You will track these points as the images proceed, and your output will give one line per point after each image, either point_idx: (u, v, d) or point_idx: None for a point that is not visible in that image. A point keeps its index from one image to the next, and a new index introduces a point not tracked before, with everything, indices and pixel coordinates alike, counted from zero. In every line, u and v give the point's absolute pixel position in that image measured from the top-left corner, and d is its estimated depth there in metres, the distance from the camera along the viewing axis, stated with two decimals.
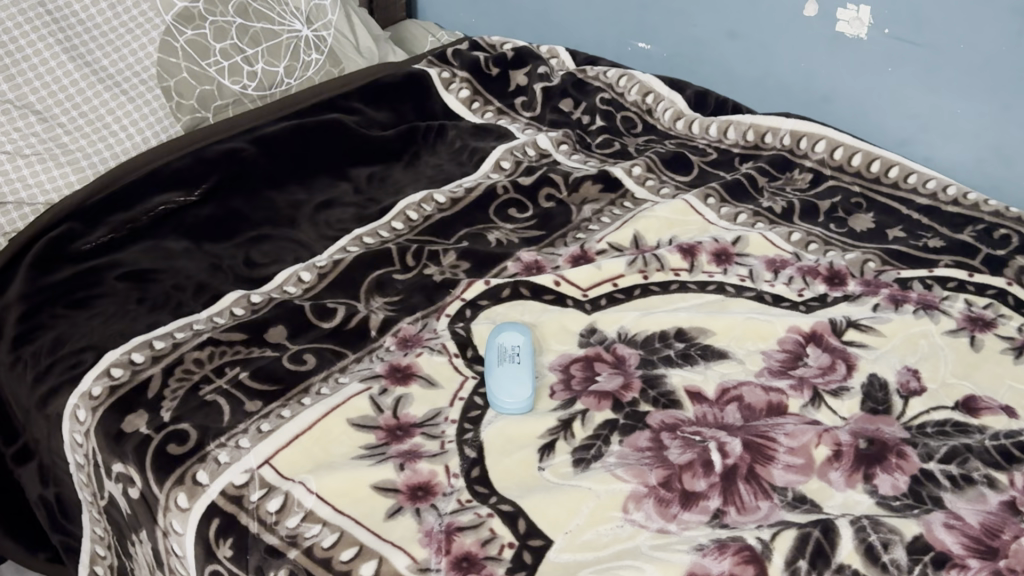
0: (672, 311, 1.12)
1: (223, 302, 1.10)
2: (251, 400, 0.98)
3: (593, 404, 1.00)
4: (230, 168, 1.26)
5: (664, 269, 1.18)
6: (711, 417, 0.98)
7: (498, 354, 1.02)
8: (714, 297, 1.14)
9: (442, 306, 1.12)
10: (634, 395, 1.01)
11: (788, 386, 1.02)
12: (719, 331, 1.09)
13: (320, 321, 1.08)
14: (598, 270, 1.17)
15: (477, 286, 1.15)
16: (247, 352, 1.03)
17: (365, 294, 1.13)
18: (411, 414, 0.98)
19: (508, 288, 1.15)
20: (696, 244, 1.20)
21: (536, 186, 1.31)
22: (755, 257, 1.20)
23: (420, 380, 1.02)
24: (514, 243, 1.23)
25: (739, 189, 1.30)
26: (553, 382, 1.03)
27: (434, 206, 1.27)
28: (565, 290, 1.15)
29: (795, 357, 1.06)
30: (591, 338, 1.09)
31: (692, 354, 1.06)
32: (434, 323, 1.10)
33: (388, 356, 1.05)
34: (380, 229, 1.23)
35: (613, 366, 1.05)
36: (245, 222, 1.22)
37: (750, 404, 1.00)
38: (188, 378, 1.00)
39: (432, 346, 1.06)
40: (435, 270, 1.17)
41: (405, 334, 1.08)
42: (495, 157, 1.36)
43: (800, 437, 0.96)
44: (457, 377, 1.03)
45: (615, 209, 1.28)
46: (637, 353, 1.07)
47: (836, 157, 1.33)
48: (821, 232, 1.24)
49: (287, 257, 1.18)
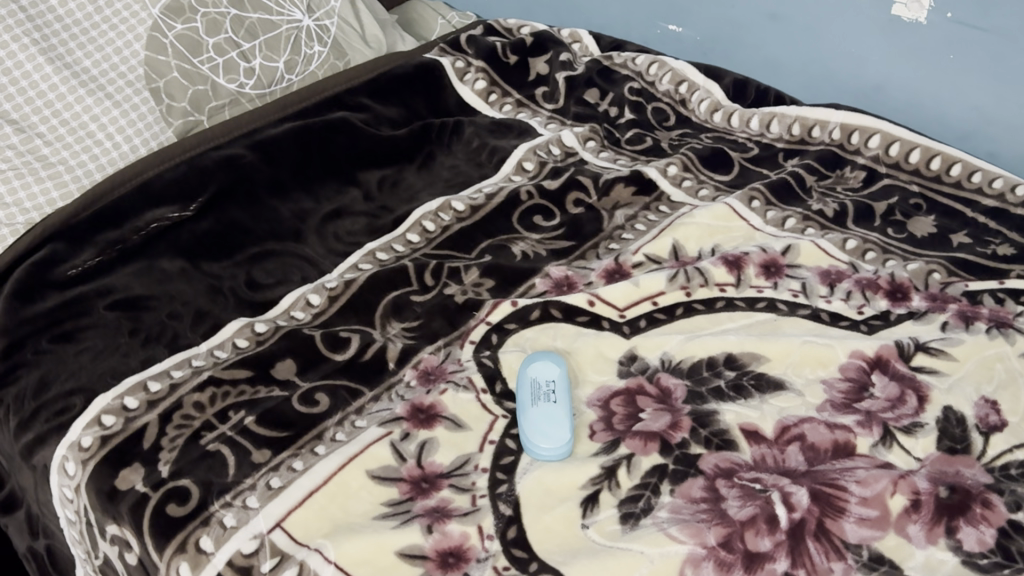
0: (719, 333, 1.01)
1: (224, 333, 0.99)
2: (259, 449, 0.88)
3: (638, 447, 0.90)
4: (228, 177, 1.14)
5: (708, 285, 1.07)
6: (771, 460, 0.89)
7: (530, 390, 0.93)
8: (765, 317, 1.04)
9: (466, 332, 1.02)
10: (684, 435, 0.91)
11: (854, 422, 0.92)
12: (773, 357, 0.99)
13: (332, 353, 0.98)
14: (636, 288, 1.06)
15: (503, 308, 1.04)
16: (253, 393, 0.93)
17: (381, 320, 1.03)
18: (437, 463, 0.88)
19: (537, 310, 1.04)
20: (742, 254, 1.09)
21: (563, 190, 1.20)
22: (807, 268, 1.09)
23: (445, 422, 0.91)
24: (542, 256, 1.12)
25: (785, 190, 1.19)
26: (593, 421, 0.93)
27: (452, 215, 1.16)
28: (601, 311, 1.04)
29: (860, 388, 0.95)
30: (632, 366, 0.99)
31: (746, 385, 0.96)
32: (458, 352, 0.99)
33: (409, 394, 0.94)
34: (394, 243, 1.12)
35: (658, 400, 0.95)
36: (246, 237, 1.11)
37: (814, 444, 0.90)
38: (187, 425, 0.90)
39: (458, 380, 0.96)
40: (456, 289, 1.07)
41: (427, 365, 0.98)
42: (517, 158, 1.24)
43: (872, 486, 0.85)
44: (487, 418, 0.93)
45: (650, 214, 1.17)
46: (684, 383, 0.97)
47: (892, 153, 1.21)
48: (878, 237, 1.13)
49: (294, 277, 1.08)
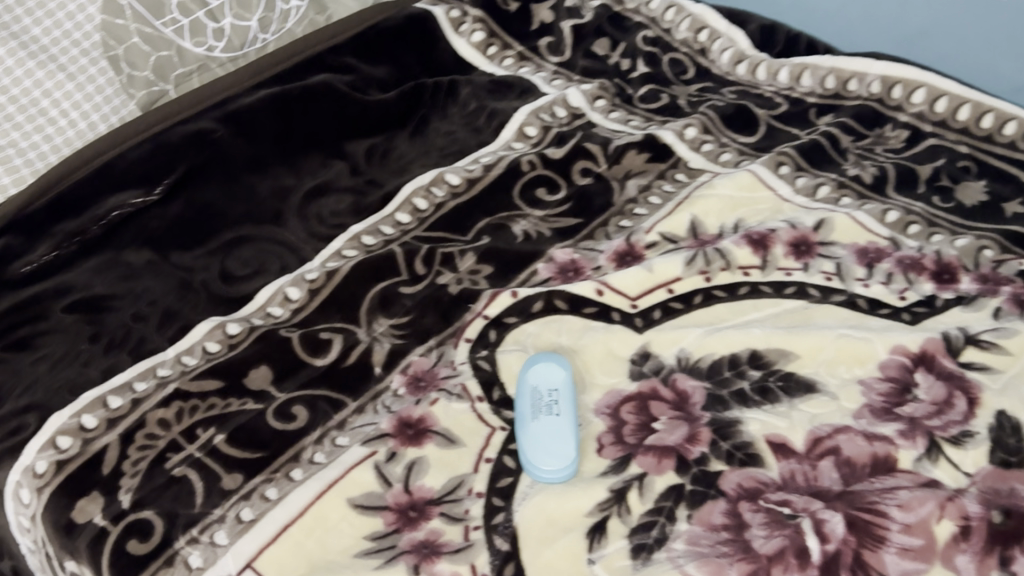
0: (743, 326, 0.91)
1: (194, 335, 0.90)
2: (229, 473, 0.80)
3: (651, 465, 0.80)
4: (199, 156, 1.03)
5: (730, 269, 0.96)
6: (801, 478, 0.79)
7: (530, 400, 0.83)
8: (795, 304, 0.93)
9: (461, 328, 0.92)
10: (703, 450, 0.81)
11: (895, 432, 0.82)
12: (803, 354, 0.88)
13: (311, 357, 0.89)
14: (649, 274, 0.95)
15: (501, 299, 0.94)
16: (224, 407, 0.84)
17: (366, 317, 0.93)
18: (427, 487, 0.79)
19: (540, 301, 0.94)
20: (769, 232, 0.98)
21: (569, 160, 1.08)
22: (843, 246, 0.98)
23: (436, 438, 0.82)
24: (545, 236, 1.01)
25: (817, 154, 1.07)
26: (601, 432, 0.84)
27: (446, 190, 1.05)
28: (611, 301, 0.94)
29: (902, 390, 0.85)
30: (645, 366, 0.89)
31: (772, 388, 0.86)
32: (452, 353, 0.90)
33: (396, 405, 0.85)
34: (382, 225, 1.02)
35: (674, 407, 0.85)
36: (220, 222, 1.01)
37: (850, 458, 0.80)
38: (151, 446, 0.81)
39: (451, 388, 0.86)
40: (450, 277, 0.96)
41: (417, 370, 0.88)
42: (519, 122, 1.13)
43: (916, 510, 0.75)
44: (482, 431, 0.83)
45: (665, 184, 1.06)
46: (703, 386, 0.87)
47: (939, 109, 1.09)
48: (923, 207, 1.02)
49: (271, 268, 0.98)
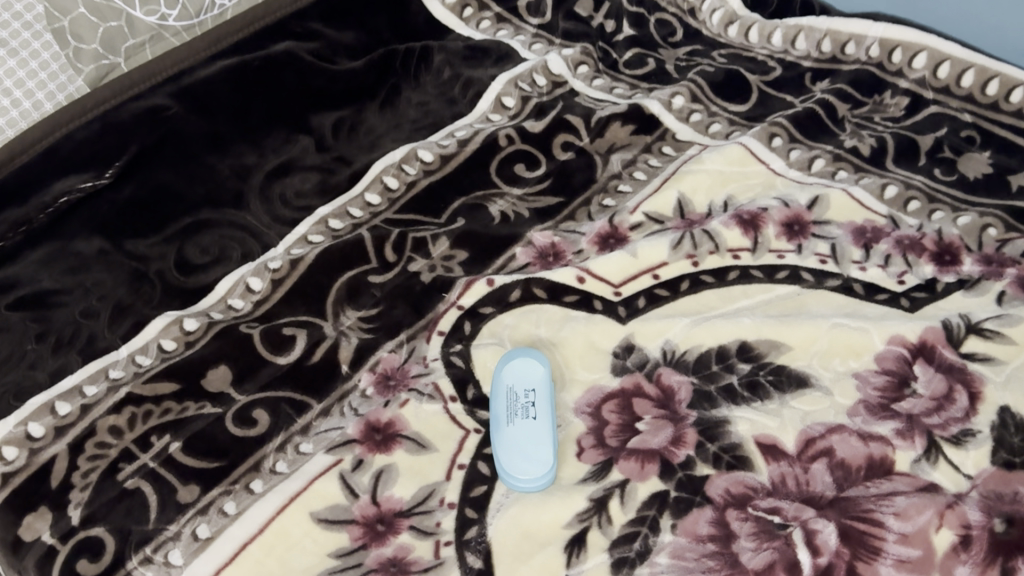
0: (732, 314, 0.86)
1: (148, 332, 0.85)
2: (185, 485, 0.75)
3: (634, 471, 0.76)
4: (151, 135, 0.96)
5: (719, 252, 0.90)
6: (793, 483, 0.74)
7: (506, 403, 0.79)
8: (788, 290, 0.88)
9: (434, 320, 0.87)
10: (689, 453, 0.77)
11: (892, 432, 0.77)
12: (796, 345, 0.83)
13: (273, 355, 0.83)
14: (633, 259, 0.90)
15: (477, 288, 0.88)
16: (180, 411, 0.80)
17: (333, 309, 0.87)
18: (396, 498, 0.74)
19: (518, 289, 0.88)
20: (760, 211, 0.93)
21: (549, 133, 1.02)
22: (838, 225, 0.92)
23: (406, 444, 0.77)
24: (523, 217, 0.95)
25: (812, 124, 1.01)
26: (581, 433, 0.79)
27: (419, 168, 0.99)
28: (592, 289, 0.89)
29: (900, 384, 0.80)
30: (628, 360, 0.83)
31: (762, 383, 0.81)
32: (424, 347, 0.85)
33: (364, 407, 0.80)
34: (350, 207, 0.96)
35: (658, 405, 0.80)
36: (177, 204, 0.95)
37: (844, 461, 0.75)
38: (102, 456, 0.77)
39: (422, 388, 0.81)
40: (422, 264, 0.91)
41: (386, 368, 0.83)
42: (496, 92, 1.06)
43: (914, 518, 0.71)
44: (455, 434, 0.79)
45: (651, 158, 1.00)
46: (689, 381, 0.82)
47: (941, 75, 1.03)
48: (923, 181, 0.96)
49: (232, 255, 0.92)
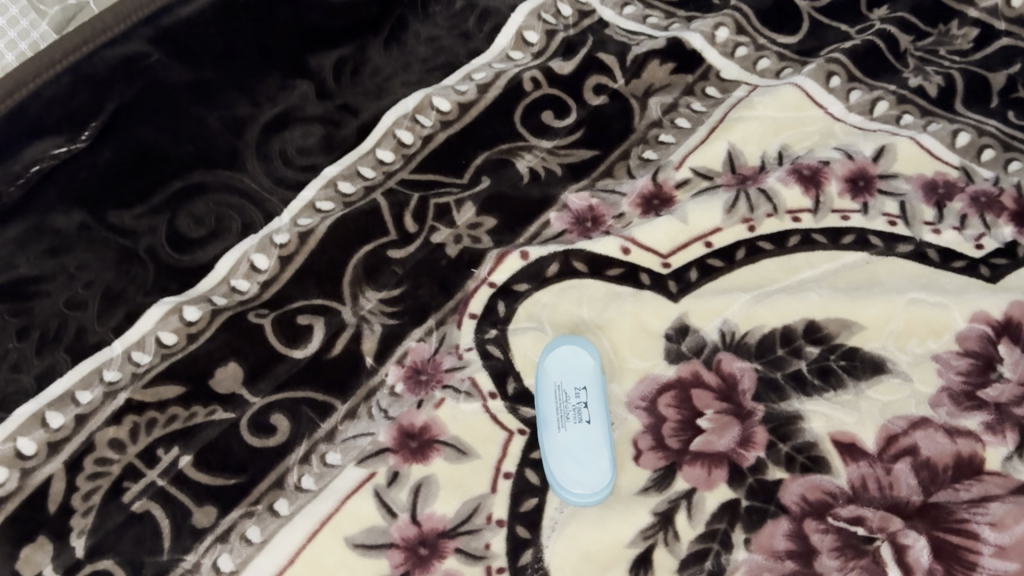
0: (797, 289, 0.77)
1: (144, 324, 0.76)
2: (200, 507, 0.67)
3: (700, 479, 0.69)
4: (131, 88, 0.73)
5: (778, 214, 0.81)
6: (874, 486, 0.68)
7: (555, 402, 0.71)
8: (855, 258, 0.79)
9: (464, 301, 0.77)
10: (759, 455, 0.69)
11: (980, 426, 0.70)
12: (869, 325, 0.75)
13: (288, 348, 0.74)
14: (683, 226, 0.81)
15: (510, 263, 0.79)
16: (188, 419, 0.71)
17: (351, 289, 0.78)
18: (437, 516, 0.67)
19: (556, 263, 0.79)
20: (822, 165, 0.84)
21: (580, 75, 0.91)
22: (906, 179, 0.84)
23: (444, 451, 0.69)
24: (555, 174, 0.85)
25: (872, 59, 0.90)
26: (637, 433, 0.71)
27: (435, 119, 0.88)
28: (639, 261, 0.79)
29: (984, 367, 0.73)
30: (682, 344, 0.75)
31: (835, 369, 0.73)
32: (455, 334, 0.76)
33: (394, 408, 0.72)
34: (361, 166, 0.86)
35: (721, 397, 0.73)
36: (164, 165, 0.77)
37: (930, 460, 0.68)
38: (104, 474, 0.68)
39: (458, 385, 0.73)
40: (446, 233, 0.81)
41: (416, 360, 0.74)
42: (517, 25, 0.93)
43: (1011, 528, 0.64)
44: (498, 436, 0.71)
45: (694, 102, 0.90)
46: (752, 367, 0.74)
47: (1015, 6, 0.94)
48: (997, 126, 0.87)
49: (231, 227, 0.81)
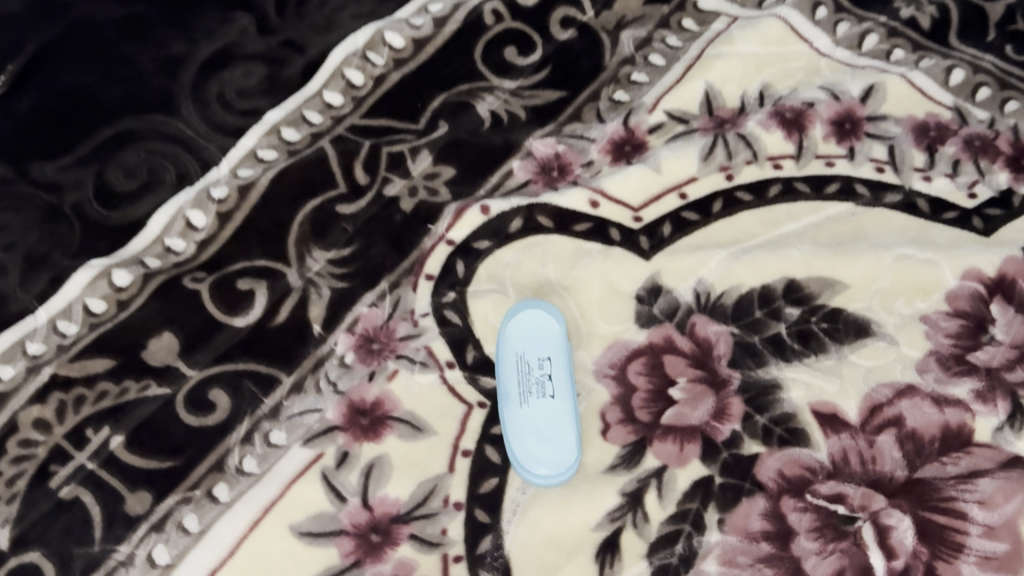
0: (778, 244, 0.72)
1: (69, 290, 0.69)
2: (134, 492, 0.62)
3: (672, 455, 0.64)
4: (50, 28, 0.71)
5: (757, 161, 0.75)
6: (856, 460, 0.64)
7: (517, 374, 0.66)
8: (840, 209, 0.74)
9: (420, 261, 0.71)
10: (734, 429, 0.65)
11: (970, 394, 0.66)
12: (854, 284, 0.70)
13: (228, 315, 0.68)
14: (656, 175, 0.75)
15: (469, 218, 0.73)
16: (119, 395, 0.65)
17: (297, 248, 0.71)
18: (390, 499, 0.62)
19: (519, 218, 0.73)
20: (806, 106, 0.77)
21: (545, 6, 0.81)
22: (896, 121, 0.78)
23: (398, 428, 0.65)
24: (519, 118, 0.78)
25: None
26: (605, 404, 0.67)
27: (387, 59, 0.78)
28: (608, 215, 0.74)
29: (975, 329, 0.68)
30: (654, 306, 0.70)
31: (817, 333, 0.68)
32: (411, 298, 0.70)
33: (344, 381, 0.66)
34: (306, 111, 0.76)
35: (695, 364, 0.68)
36: (93, 111, 0.73)
37: (915, 431, 0.64)
38: (29, 458, 0.63)
39: (412, 354, 0.68)
40: (401, 185, 0.74)
41: (368, 328, 0.69)
42: None
43: (1001, 506, 0.61)
44: (456, 410, 0.66)
45: (670, 35, 0.81)
46: (728, 331, 0.69)
47: None
48: (993, 61, 0.81)
49: (165, 178, 0.73)
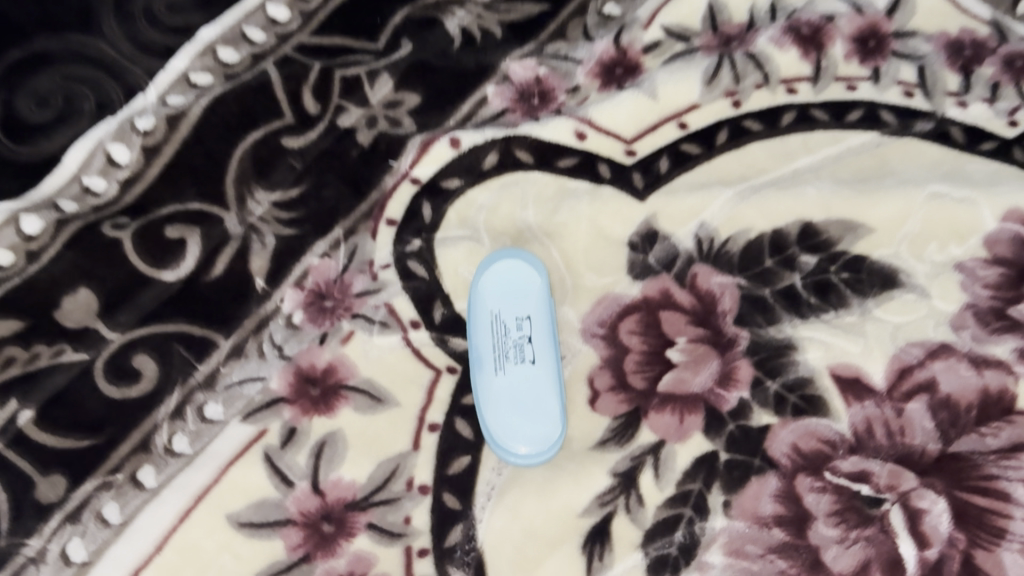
0: (792, 181, 0.62)
1: None
2: (46, 476, 0.52)
3: (670, 428, 0.56)
4: None
5: (768, 86, 0.65)
6: (881, 432, 0.55)
7: (492, 336, 0.58)
8: (863, 140, 0.64)
9: (381, 204, 0.62)
10: (742, 397, 0.56)
11: (1013, 354, 0.57)
12: (881, 227, 0.60)
13: (155, 268, 0.58)
14: (652, 102, 0.64)
15: (437, 153, 0.63)
16: (28, 362, 0.55)
17: (235, 186, 0.60)
18: (346, 482, 0.54)
19: (494, 152, 0.63)
20: (825, 21, 0.67)
21: None
22: (926, 38, 0.67)
23: (354, 400, 0.56)
24: (494, 36, 0.65)
25: None
26: (594, 369, 0.58)
27: None
28: (596, 148, 0.64)
29: (1018, 278, 0.59)
30: (650, 255, 0.61)
31: (837, 284, 0.59)
32: (370, 247, 0.61)
33: (291, 345, 0.57)
34: (245, 25, 0.63)
35: (696, 321, 0.59)
36: None
37: (950, 399, 0.56)
38: None
39: (371, 314, 0.59)
40: (357, 116, 0.63)
41: (320, 283, 0.59)
42: None
43: None
44: (422, 377, 0.57)
45: None
46: (734, 282, 0.60)
47: None
48: None
49: (83, 108, 0.59)
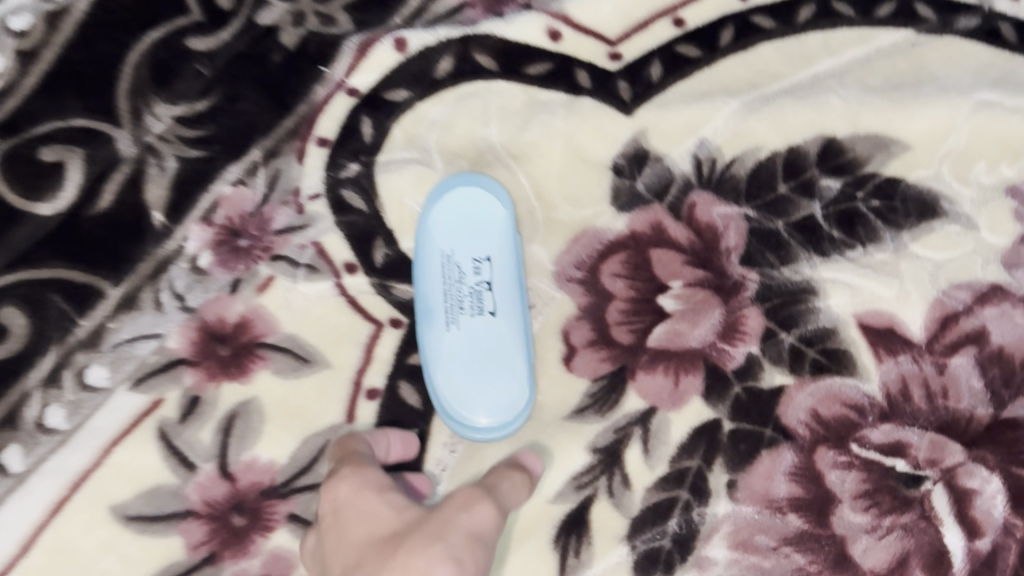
0: (810, 89, 0.50)
1: None
2: None
3: (663, 391, 0.46)
4: None
5: None
6: (921, 395, 0.45)
7: (443, 281, 0.48)
8: (895, 39, 0.51)
9: (310, 120, 0.49)
10: (750, 351, 0.46)
11: None
12: (917, 144, 0.50)
13: (25, 199, 0.45)
14: None
15: (380, 58, 0.49)
16: None
17: (131, 95, 0.46)
18: (260, 464, 0.45)
19: (450, 57, 0.50)
20: None
21: None
22: None
23: (274, 364, 0.46)
24: None
25: None
26: (570, 319, 0.48)
27: None
28: (572, 52, 0.50)
29: None
30: (638, 182, 0.50)
31: (864, 216, 0.49)
32: (298, 172, 0.48)
33: (196, 295, 0.46)
34: None
35: (695, 260, 0.48)
36: None
37: (1003, 352, 0.46)
38: None
39: (296, 256, 0.48)
40: (281, 11, 0.48)
41: (232, 218, 0.48)
42: None
43: None
44: (359, 333, 0.47)
45: None
46: (741, 214, 0.49)
47: None
48: None
49: None
